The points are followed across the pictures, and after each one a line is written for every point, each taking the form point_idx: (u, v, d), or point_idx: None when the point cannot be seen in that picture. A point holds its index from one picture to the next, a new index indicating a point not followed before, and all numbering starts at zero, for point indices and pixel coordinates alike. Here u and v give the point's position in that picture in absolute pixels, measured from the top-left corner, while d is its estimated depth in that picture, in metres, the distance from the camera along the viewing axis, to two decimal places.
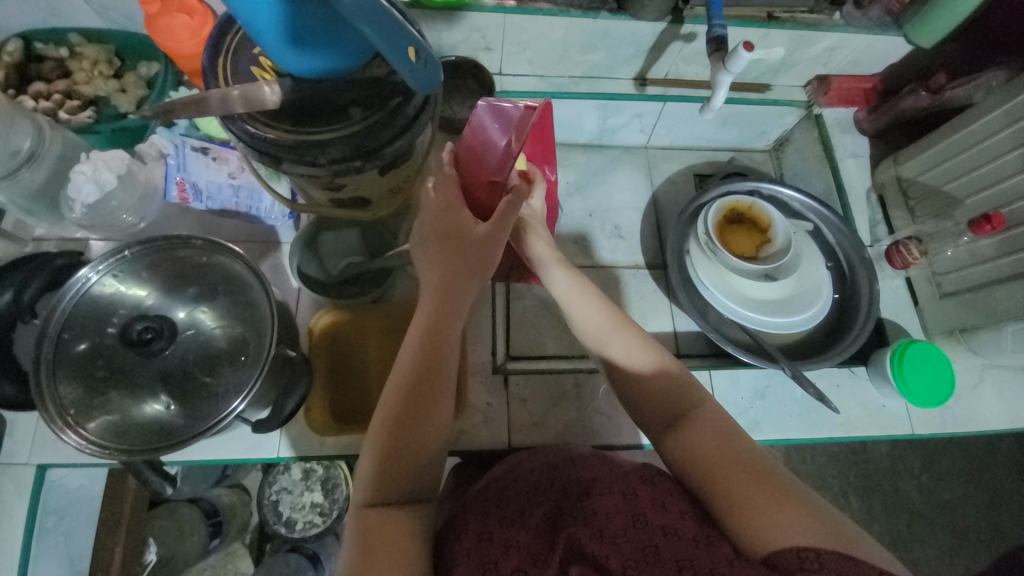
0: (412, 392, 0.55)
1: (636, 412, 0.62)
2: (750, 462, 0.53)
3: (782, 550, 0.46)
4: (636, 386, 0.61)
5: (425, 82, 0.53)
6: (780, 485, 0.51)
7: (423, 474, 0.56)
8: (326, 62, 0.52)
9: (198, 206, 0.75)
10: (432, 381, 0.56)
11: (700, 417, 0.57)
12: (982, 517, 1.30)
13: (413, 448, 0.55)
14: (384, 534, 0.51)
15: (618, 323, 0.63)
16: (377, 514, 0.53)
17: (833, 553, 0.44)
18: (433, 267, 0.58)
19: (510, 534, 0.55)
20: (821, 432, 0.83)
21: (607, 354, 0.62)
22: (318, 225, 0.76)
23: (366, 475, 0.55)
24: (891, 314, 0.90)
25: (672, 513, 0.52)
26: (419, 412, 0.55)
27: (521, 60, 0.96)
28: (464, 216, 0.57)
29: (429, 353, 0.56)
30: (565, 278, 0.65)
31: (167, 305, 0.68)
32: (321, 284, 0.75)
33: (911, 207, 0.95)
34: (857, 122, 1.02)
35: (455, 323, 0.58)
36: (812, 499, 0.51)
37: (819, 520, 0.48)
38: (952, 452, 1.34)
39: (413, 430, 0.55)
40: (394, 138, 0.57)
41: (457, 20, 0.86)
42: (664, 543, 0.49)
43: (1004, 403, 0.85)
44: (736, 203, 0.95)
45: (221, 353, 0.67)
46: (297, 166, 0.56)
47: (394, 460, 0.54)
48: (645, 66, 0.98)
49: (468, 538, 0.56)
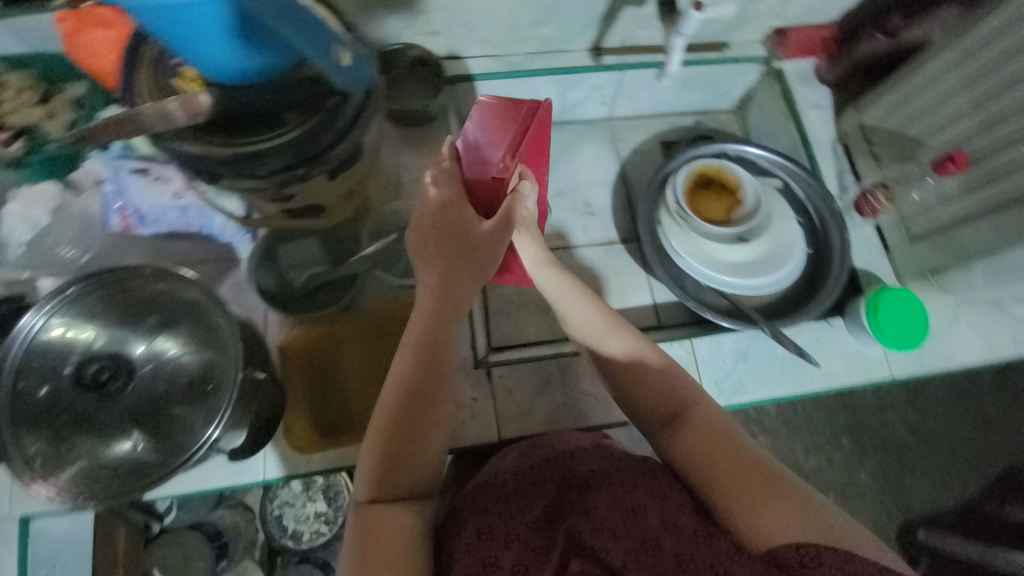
0: (410, 396, 0.56)
1: (628, 403, 0.63)
2: (747, 461, 0.55)
3: (783, 546, 0.47)
4: (634, 380, 0.62)
5: (353, 77, 0.51)
6: (779, 485, 0.53)
7: (418, 476, 0.56)
8: (250, 62, 0.49)
9: (145, 232, 0.74)
10: (429, 385, 0.56)
11: (699, 417, 0.59)
12: (969, 444, 1.34)
13: (412, 450, 0.55)
14: (384, 534, 0.52)
15: (614, 323, 0.63)
16: (376, 513, 0.54)
17: (833, 549, 0.46)
18: (428, 268, 0.57)
19: (510, 527, 0.55)
20: (805, 386, 0.84)
21: (604, 351, 0.63)
22: (276, 238, 0.75)
23: (364, 476, 0.55)
24: (863, 261, 0.90)
25: (671, 506, 0.55)
26: (418, 421, 0.56)
27: (470, 41, 0.92)
28: (466, 213, 0.56)
29: (425, 357, 0.56)
30: (555, 279, 0.66)
31: (126, 340, 0.65)
32: (283, 298, 0.73)
33: (875, 154, 0.94)
34: (817, 72, 1.00)
35: (449, 329, 0.57)
36: (811, 496, 0.52)
37: (817, 517, 0.50)
38: (936, 385, 1.37)
39: (413, 437, 0.56)
40: (337, 140, 0.54)
41: (398, 5, 0.82)
42: (664, 537, 0.51)
43: (978, 338, 0.87)
44: (704, 167, 0.94)
45: (191, 382, 0.64)
46: (238, 180, 0.53)
47: (395, 466, 0.55)
48: (599, 36, 0.95)
49: (467, 533, 0.56)
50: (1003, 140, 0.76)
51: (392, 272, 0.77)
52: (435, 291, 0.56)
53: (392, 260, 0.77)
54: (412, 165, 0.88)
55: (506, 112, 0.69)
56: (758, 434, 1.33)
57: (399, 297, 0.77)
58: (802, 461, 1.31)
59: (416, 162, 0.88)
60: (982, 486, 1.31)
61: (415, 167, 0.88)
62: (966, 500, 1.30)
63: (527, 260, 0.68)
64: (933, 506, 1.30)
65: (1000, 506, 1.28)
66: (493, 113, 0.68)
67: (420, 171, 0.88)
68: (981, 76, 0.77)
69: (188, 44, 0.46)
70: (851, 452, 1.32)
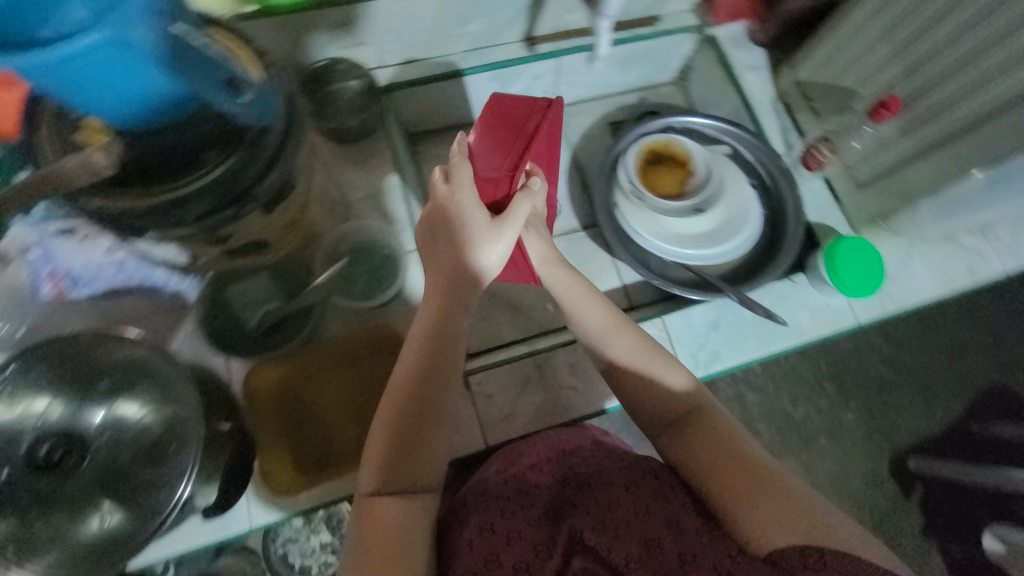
0: (420, 392, 0.59)
1: (625, 387, 0.64)
2: (750, 465, 0.56)
3: (786, 548, 0.50)
4: (642, 376, 0.63)
5: (260, 109, 0.50)
6: (783, 486, 0.55)
7: (427, 468, 0.59)
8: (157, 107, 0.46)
9: (81, 294, 0.72)
10: (437, 379, 0.60)
11: (706, 419, 0.60)
12: (947, 370, 1.38)
13: (423, 439, 0.58)
14: (391, 527, 0.54)
15: (617, 325, 0.65)
16: (381, 506, 0.55)
17: (836, 552, 0.49)
18: (438, 262, 0.61)
19: (512, 523, 0.58)
20: (777, 345, 0.86)
21: (607, 351, 0.65)
22: (223, 279, 0.72)
23: (374, 467, 0.57)
24: (817, 216, 0.93)
25: (676, 505, 0.57)
26: (430, 416, 0.59)
27: (399, 47, 0.89)
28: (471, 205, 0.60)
29: (434, 353, 0.60)
30: (568, 279, 0.68)
31: (80, 412, 0.62)
32: (238, 342, 0.71)
33: (814, 108, 0.96)
34: (750, 34, 1.01)
35: (452, 331, 0.61)
36: (812, 496, 0.55)
37: (819, 519, 0.52)
38: (908, 319, 1.41)
39: (418, 432, 0.58)
40: (263, 174, 0.52)
41: (316, 20, 0.79)
42: (666, 537, 0.53)
43: (934, 274, 0.90)
44: (653, 143, 0.95)
45: (154, 444, 0.60)
46: (164, 229, 0.51)
47: (401, 463, 0.57)
48: (529, 25, 0.93)
49: (470, 527, 0.58)
50: (930, 82, 0.77)
51: (351, 295, 0.78)
52: (437, 298, 0.61)
53: (348, 283, 0.78)
54: (359, 182, 0.86)
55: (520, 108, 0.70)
56: (746, 391, 1.35)
57: (363, 321, 0.77)
58: (790, 411, 1.36)
59: (362, 179, 0.86)
60: (964, 409, 1.36)
61: (362, 183, 0.86)
62: (951, 426, 1.34)
63: (536, 258, 0.69)
64: (921, 435, 1.34)
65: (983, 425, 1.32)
66: (504, 111, 0.70)
67: (367, 187, 0.86)
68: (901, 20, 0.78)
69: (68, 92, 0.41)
70: (836, 396, 1.35)
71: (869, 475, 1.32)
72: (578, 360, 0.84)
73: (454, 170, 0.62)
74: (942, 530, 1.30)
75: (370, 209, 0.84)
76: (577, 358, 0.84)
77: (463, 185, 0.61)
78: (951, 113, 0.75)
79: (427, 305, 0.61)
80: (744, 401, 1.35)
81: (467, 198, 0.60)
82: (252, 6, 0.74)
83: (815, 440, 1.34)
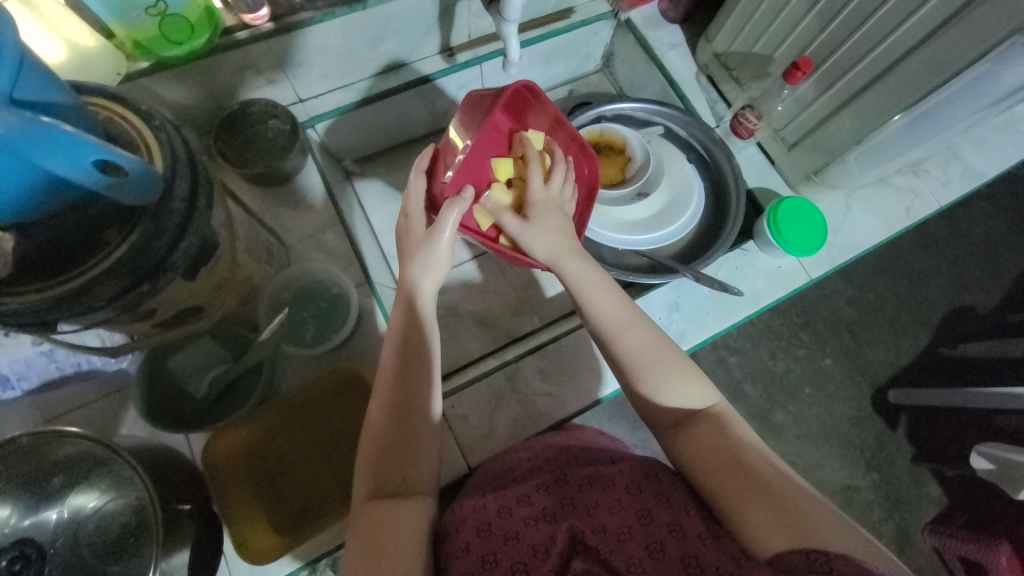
0: (395, 396, 0.60)
1: (625, 376, 0.64)
2: (751, 470, 0.55)
3: (790, 551, 0.48)
4: (647, 370, 0.62)
5: (137, 186, 0.45)
6: (785, 494, 0.53)
7: (417, 470, 0.58)
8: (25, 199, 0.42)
9: (11, 393, 0.68)
10: (411, 381, 0.61)
11: (711, 421, 0.60)
12: (910, 300, 1.42)
13: (409, 439, 0.59)
14: (377, 531, 0.53)
15: (632, 316, 0.66)
16: (375, 510, 0.54)
17: (843, 556, 0.46)
18: (405, 270, 0.65)
19: (510, 524, 0.55)
20: (738, 315, 0.88)
21: (617, 348, 0.64)
22: (162, 352, 0.70)
23: (365, 476, 0.57)
24: (756, 180, 0.96)
25: (679, 508, 0.55)
26: (411, 420, 0.59)
27: (314, 78, 0.85)
28: (414, 223, 0.66)
29: (405, 356, 0.62)
30: (580, 266, 0.68)
31: (35, 511, 0.56)
32: (195, 414, 0.69)
33: (735, 77, 0.97)
34: (663, 13, 1.01)
35: (417, 347, 0.62)
36: (816, 504, 0.52)
37: (827, 523, 0.50)
38: (865, 257, 1.44)
39: (394, 459, 0.58)
40: (174, 243, 0.50)
41: (216, 66, 0.75)
42: (670, 541, 0.52)
43: (875, 218, 0.93)
44: (588, 136, 0.94)
45: (119, 535, 0.56)
46: (77, 319, 0.48)
47: (386, 469, 0.57)
48: (444, 36, 0.91)
49: (466, 530, 0.56)
50: (836, 38, 0.78)
51: (301, 341, 0.77)
52: (400, 317, 0.64)
53: (298, 330, 0.77)
54: (298, 223, 0.85)
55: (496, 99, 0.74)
56: (727, 356, 1.36)
57: (317, 367, 0.76)
58: (772, 366, 1.37)
59: (302, 218, 0.85)
60: (932, 336, 1.40)
61: (301, 224, 0.85)
62: (922, 353, 1.39)
63: (543, 249, 0.69)
64: (896, 368, 1.38)
65: (951, 349, 1.37)
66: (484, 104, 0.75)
67: (308, 226, 0.85)
68: None
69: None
70: (811, 344, 1.37)
71: (855, 416, 1.35)
72: (547, 364, 0.84)
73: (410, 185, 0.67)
74: (935, 457, 1.33)
75: (313, 250, 0.83)
76: (546, 363, 0.84)
77: (414, 197, 0.67)
78: (859, 67, 0.76)
79: (393, 328, 0.64)
80: (727, 364, 1.36)
81: (415, 206, 0.67)
82: (146, 61, 0.71)
83: (800, 391, 1.35)
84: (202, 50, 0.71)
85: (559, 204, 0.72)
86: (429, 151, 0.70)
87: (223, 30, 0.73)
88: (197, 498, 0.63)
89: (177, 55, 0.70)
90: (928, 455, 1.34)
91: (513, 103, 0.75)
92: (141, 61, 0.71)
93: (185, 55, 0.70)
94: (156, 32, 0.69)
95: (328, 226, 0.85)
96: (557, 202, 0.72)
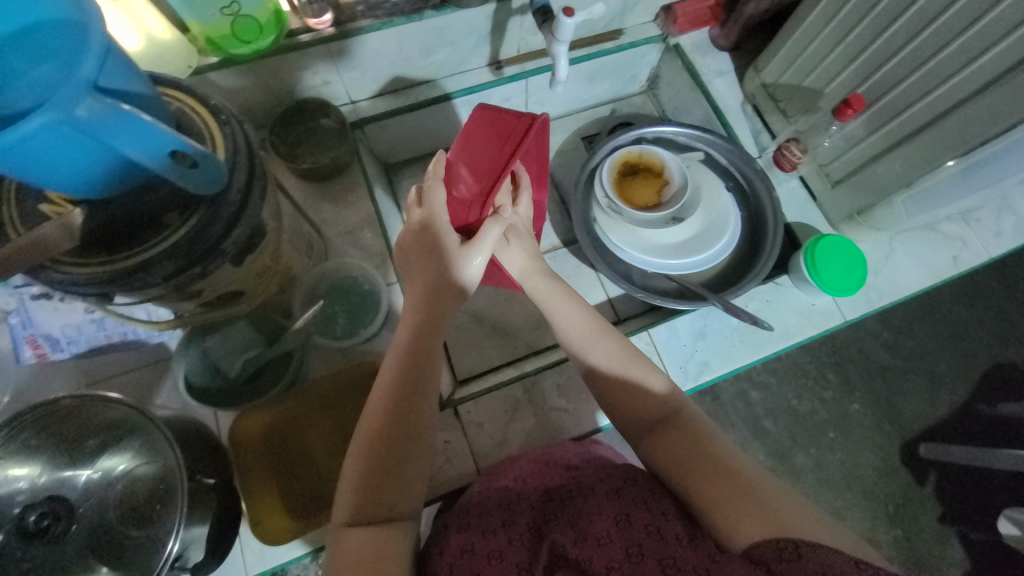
0: (389, 418, 0.55)
1: (606, 393, 0.64)
2: (722, 467, 0.55)
3: (761, 542, 0.47)
4: (620, 386, 0.63)
5: (205, 181, 0.49)
6: (757, 489, 0.52)
7: (405, 493, 0.53)
8: (90, 176, 0.45)
9: (62, 355, 0.71)
10: (412, 406, 0.56)
11: (683, 427, 0.59)
12: (948, 350, 1.36)
13: (399, 459, 0.54)
14: (363, 559, 0.49)
15: (599, 330, 0.66)
16: (352, 536, 0.50)
17: (811, 544, 0.46)
18: (414, 281, 0.62)
19: (493, 544, 0.55)
20: (766, 350, 0.86)
21: (589, 358, 0.65)
22: (201, 331, 0.73)
23: (348, 494, 0.53)
24: (797, 216, 0.94)
25: (657, 513, 0.53)
26: (408, 443, 0.55)
27: (366, 82, 0.89)
28: (450, 240, 0.61)
29: (406, 374, 0.57)
30: (547, 287, 0.70)
31: (67, 473, 0.60)
32: (226, 393, 0.72)
33: (783, 109, 0.96)
34: (713, 40, 1.01)
35: (428, 350, 0.59)
36: (787, 497, 0.52)
37: (792, 517, 0.49)
38: (904, 301, 1.39)
39: (385, 472, 0.53)
40: (229, 230, 0.53)
41: (278, 65, 0.79)
42: (648, 544, 0.50)
43: (918, 262, 0.90)
44: (626, 156, 0.94)
45: (145, 499, 0.60)
46: (133, 293, 0.51)
47: (376, 491, 0.52)
48: (495, 50, 0.94)
49: (451, 551, 0.57)
50: (890, 79, 0.76)
51: (332, 333, 0.79)
52: (421, 307, 0.60)
53: (329, 323, 0.79)
54: (337, 219, 0.88)
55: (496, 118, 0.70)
56: (749, 390, 1.33)
57: (344, 359, 0.78)
58: (796, 406, 1.32)
59: (342, 215, 0.88)
60: (971, 390, 1.34)
61: (341, 221, 0.88)
62: (959, 407, 1.32)
63: (516, 270, 0.71)
64: (930, 421, 1.31)
65: (991, 406, 1.30)
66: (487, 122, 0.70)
67: (348, 223, 0.88)
68: (858, 20, 0.77)
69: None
70: (840, 386, 1.32)
71: (882, 467, 1.28)
72: (566, 380, 0.84)
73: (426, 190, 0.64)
74: (962, 518, 1.27)
75: (349, 246, 0.86)
76: (565, 378, 0.84)
77: (439, 209, 0.63)
78: (914, 108, 0.74)
79: (409, 313, 0.61)
80: (749, 400, 1.32)
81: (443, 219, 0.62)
82: (216, 57, 0.76)
83: (823, 433, 1.30)
84: (268, 48, 0.75)
85: (526, 228, 0.74)
86: (443, 160, 0.65)
87: (289, 30, 0.77)
88: (222, 474, 0.65)
89: (245, 51, 0.74)
90: (955, 516, 1.28)
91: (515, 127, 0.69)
92: (210, 56, 0.76)
93: (251, 51, 0.74)
94: (228, 31, 0.72)
95: (366, 224, 0.88)
96: (527, 224, 0.74)
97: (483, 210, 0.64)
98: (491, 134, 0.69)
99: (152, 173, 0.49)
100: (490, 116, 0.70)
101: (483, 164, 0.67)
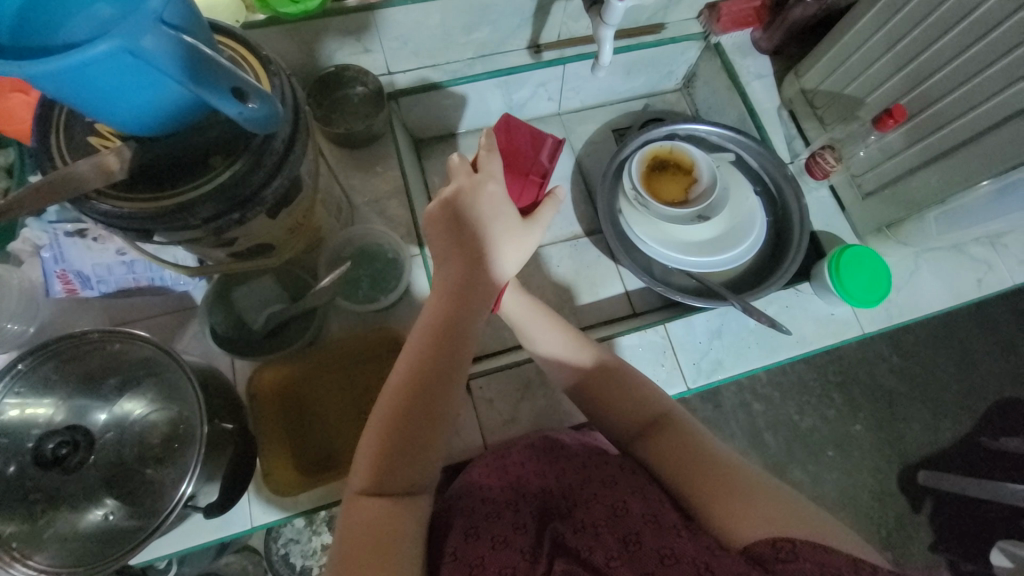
0: (416, 398, 0.55)
1: (589, 397, 0.66)
2: (719, 468, 0.55)
3: (760, 541, 0.48)
4: (613, 390, 0.65)
5: (261, 121, 0.49)
6: (754, 488, 0.53)
7: (424, 468, 0.54)
8: (144, 110, 0.46)
9: (92, 293, 0.73)
10: (439, 384, 0.56)
11: (676, 428, 0.60)
12: (957, 379, 1.35)
13: (423, 435, 0.54)
14: (374, 529, 0.49)
15: (580, 339, 0.68)
16: (369, 509, 0.51)
17: (807, 543, 0.46)
18: (452, 261, 0.58)
19: (496, 529, 0.54)
20: (781, 354, 0.86)
21: (578, 361, 0.67)
22: (228, 281, 0.74)
23: (366, 464, 0.53)
24: (823, 224, 0.94)
25: (654, 502, 0.54)
26: (432, 423, 0.55)
27: (406, 55, 0.90)
28: (508, 218, 0.59)
29: (438, 351, 0.57)
30: (523, 301, 0.69)
31: (86, 409, 0.61)
32: (243, 341, 0.73)
33: (820, 116, 0.95)
34: (755, 42, 1.00)
35: (465, 331, 0.58)
36: (789, 495, 0.53)
37: (793, 515, 0.49)
38: (916, 326, 1.38)
39: (409, 446, 0.53)
40: (268, 179, 0.54)
41: (322, 27, 0.79)
42: (647, 535, 0.50)
43: (941, 282, 0.89)
44: (657, 150, 0.94)
45: (157, 444, 0.61)
46: (172, 232, 0.52)
47: (397, 466, 0.53)
48: (536, 33, 0.93)
49: (455, 535, 0.55)
50: (934, 93, 0.76)
51: (353, 298, 0.80)
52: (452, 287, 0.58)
53: (352, 287, 0.80)
54: (364, 187, 0.88)
55: (518, 131, 0.80)
56: (752, 401, 1.33)
57: (364, 324, 0.79)
58: (798, 421, 1.32)
59: (369, 185, 0.88)
60: (977, 423, 1.32)
61: (368, 190, 0.88)
62: (962, 438, 1.31)
63: None
64: (933, 449, 1.30)
65: (995, 440, 1.29)
66: (511, 133, 0.80)
67: (374, 193, 0.88)
68: (906, 32, 0.77)
69: (51, 91, 0.41)
70: (844, 405, 1.31)
71: (879, 490, 1.28)
72: None
73: (482, 161, 0.61)
74: (955, 549, 1.26)
75: (374, 215, 0.87)
76: None
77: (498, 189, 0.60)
78: (956, 124, 0.73)
79: (434, 295, 0.59)
80: (750, 411, 1.32)
81: (499, 199, 0.59)
82: (263, 14, 0.76)
83: (823, 451, 1.29)
84: (316, 10, 0.75)
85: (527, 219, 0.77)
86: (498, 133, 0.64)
87: None
88: (239, 421, 0.66)
89: (295, 11, 0.74)
90: (949, 546, 1.27)
91: (534, 136, 0.80)
92: (258, 13, 0.76)
93: (301, 12, 0.74)
94: None
95: (394, 194, 0.88)
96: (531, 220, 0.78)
97: (541, 195, 0.74)
98: (520, 140, 0.79)
99: (203, 111, 0.50)
100: (512, 129, 0.80)
101: (526, 159, 0.78)
